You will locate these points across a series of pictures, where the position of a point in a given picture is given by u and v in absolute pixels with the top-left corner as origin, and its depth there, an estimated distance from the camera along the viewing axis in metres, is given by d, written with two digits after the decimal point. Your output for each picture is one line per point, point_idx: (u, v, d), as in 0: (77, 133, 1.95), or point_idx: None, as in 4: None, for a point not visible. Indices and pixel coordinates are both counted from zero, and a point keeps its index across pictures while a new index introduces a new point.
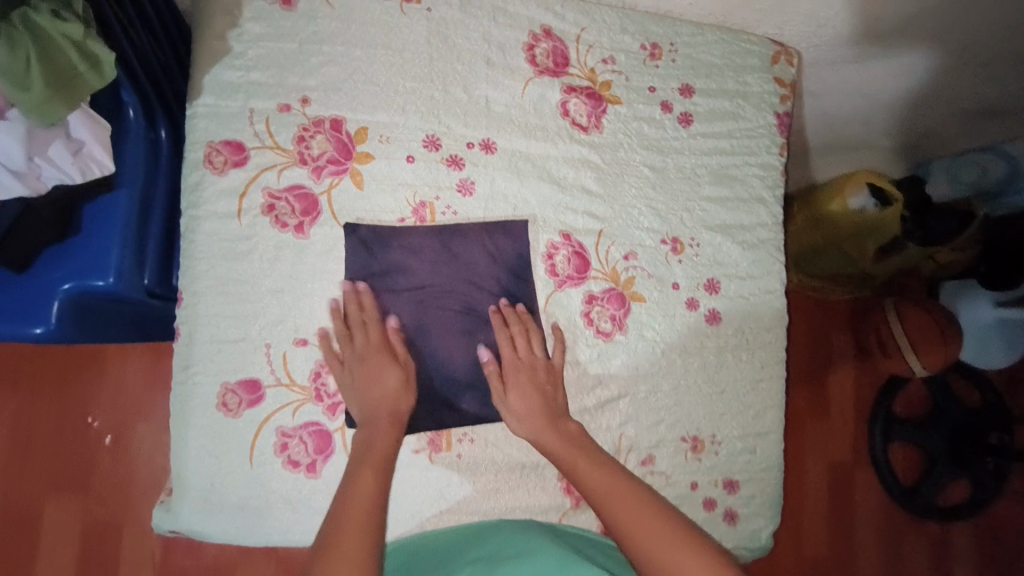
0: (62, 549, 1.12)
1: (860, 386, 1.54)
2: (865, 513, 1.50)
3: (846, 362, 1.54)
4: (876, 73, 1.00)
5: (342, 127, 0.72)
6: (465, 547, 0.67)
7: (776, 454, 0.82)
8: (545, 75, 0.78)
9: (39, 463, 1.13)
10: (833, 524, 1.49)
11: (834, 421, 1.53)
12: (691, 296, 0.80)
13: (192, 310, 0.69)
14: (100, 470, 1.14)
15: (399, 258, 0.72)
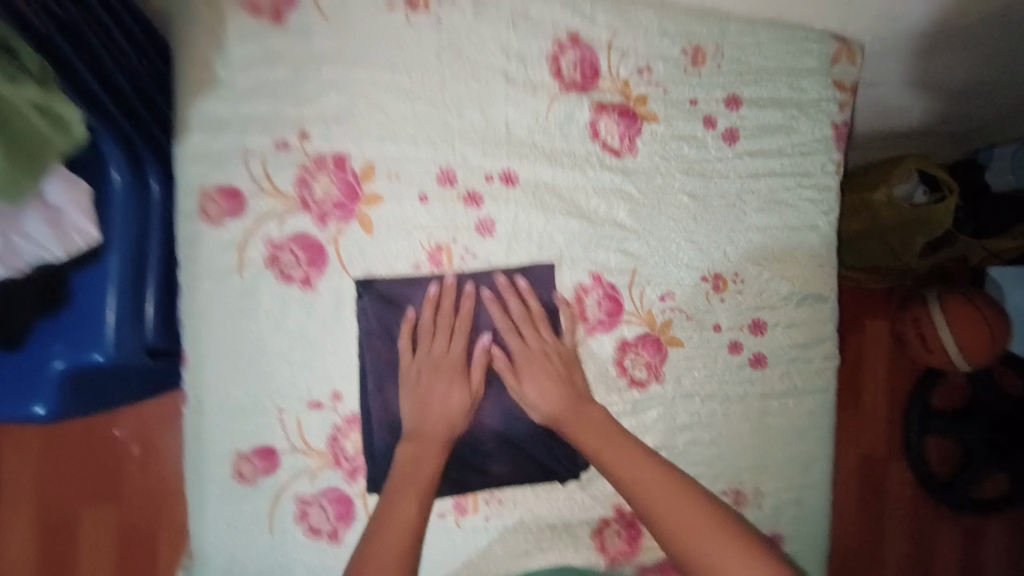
0: (101, 557, 1.10)
1: (895, 379, 1.47)
2: (899, 510, 1.46)
3: (881, 353, 1.46)
4: (946, 59, 0.88)
5: (346, 165, 0.65)
6: None
7: (825, 505, 0.74)
8: (571, 92, 0.70)
9: (68, 473, 1.10)
10: (865, 522, 1.45)
11: (867, 413, 1.46)
12: (735, 338, 0.72)
13: (197, 374, 0.63)
14: (129, 478, 1.11)
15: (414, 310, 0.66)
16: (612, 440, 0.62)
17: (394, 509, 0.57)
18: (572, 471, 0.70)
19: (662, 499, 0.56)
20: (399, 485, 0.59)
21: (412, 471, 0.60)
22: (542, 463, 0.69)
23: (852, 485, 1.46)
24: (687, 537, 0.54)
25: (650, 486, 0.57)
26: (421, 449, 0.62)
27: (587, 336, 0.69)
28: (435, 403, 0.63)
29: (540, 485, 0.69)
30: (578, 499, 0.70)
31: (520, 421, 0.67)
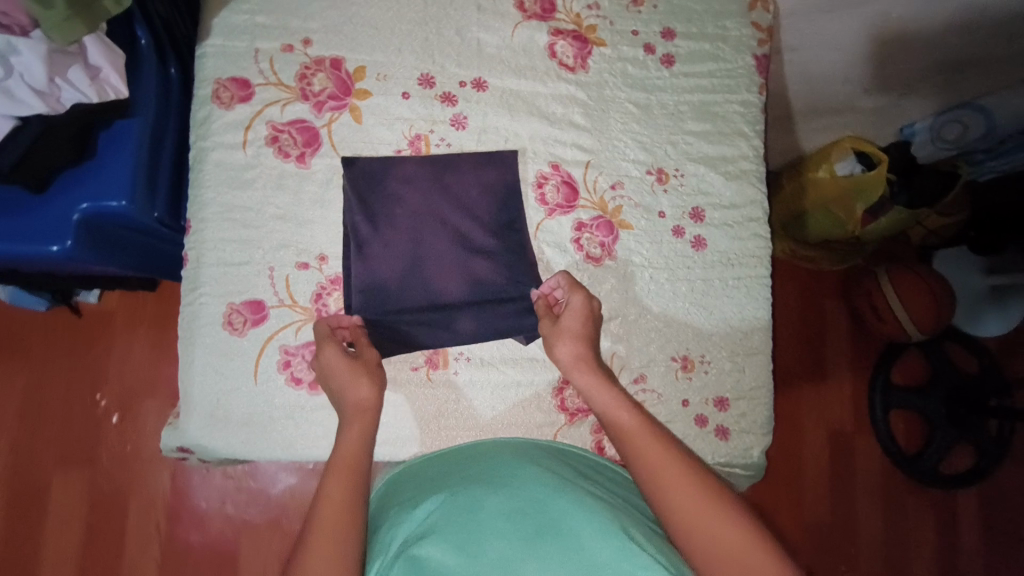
0: (69, 523, 1.12)
1: (855, 350, 1.57)
2: (868, 477, 1.52)
3: (841, 330, 1.57)
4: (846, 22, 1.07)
5: (341, 66, 0.77)
6: (453, 471, 0.66)
7: (765, 374, 0.83)
8: (533, 20, 0.83)
9: (48, 439, 1.14)
10: (835, 489, 1.51)
11: (831, 389, 1.55)
12: (677, 225, 0.83)
13: (199, 235, 0.73)
14: (106, 445, 1.15)
15: (397, 187, 0.76)
16: (600, 384, 0.69)
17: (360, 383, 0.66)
18: (531, 334, 0.77)
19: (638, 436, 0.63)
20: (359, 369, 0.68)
21: None
22: (509, 322, 0.76)
23: (822, 460, 1.52)
24: (666, 483, 0.58)
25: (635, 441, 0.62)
26: None
27: (547, 216, 0.79)
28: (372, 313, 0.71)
29: (504, 346, 0.77)
30: (541, 360, 0.78)
31: (488, 284, 0.76)
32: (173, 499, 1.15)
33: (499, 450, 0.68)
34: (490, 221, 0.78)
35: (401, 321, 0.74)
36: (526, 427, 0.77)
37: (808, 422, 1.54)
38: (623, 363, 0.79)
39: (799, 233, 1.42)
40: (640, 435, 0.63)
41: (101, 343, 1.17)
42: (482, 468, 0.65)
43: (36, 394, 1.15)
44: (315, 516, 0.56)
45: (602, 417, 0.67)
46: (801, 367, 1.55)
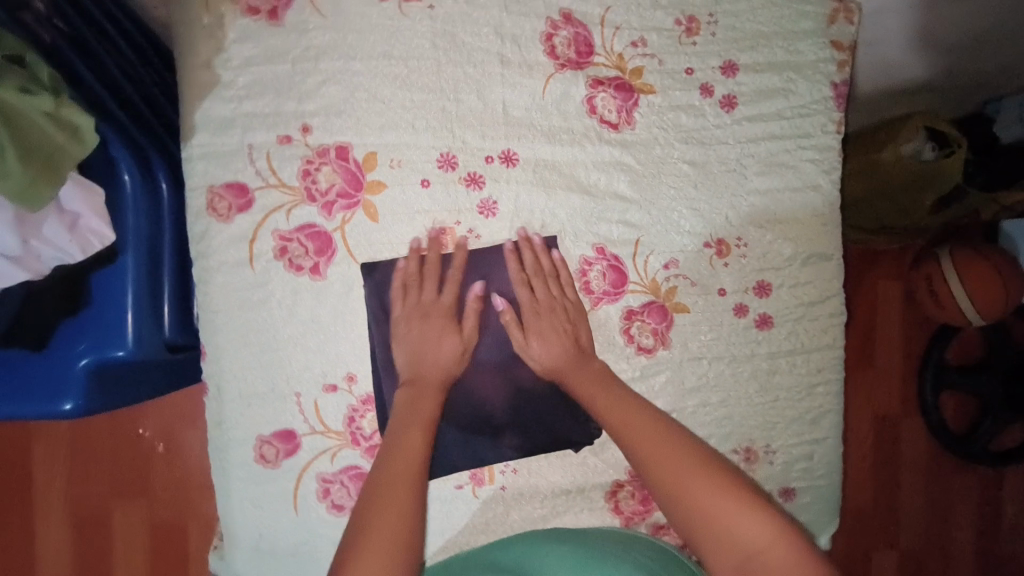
0: (133, 553, 1.12)
1: (906, 334, 1.49)
2: (913, 460, 1.49)
3: (893, 310, 1.49)
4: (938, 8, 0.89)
5: (349, 155, 0.66)
6: (487, 556, 0.64)
7: (835, 457, 0.77)
8: (567, 69, 0.70)
9: (98, 476, 1.13)
10: (880, 473, 1.49)
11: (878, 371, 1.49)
12: (739, 302, 0.73)
13: (217, 364, 0.66)
14: (155, 474, 1.14)
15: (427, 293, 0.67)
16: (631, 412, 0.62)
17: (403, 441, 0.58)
18: (576, 444, 0.71)
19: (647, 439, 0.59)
20: (406, 420, 0.60)
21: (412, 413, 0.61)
22: (557, 432, 0.70)
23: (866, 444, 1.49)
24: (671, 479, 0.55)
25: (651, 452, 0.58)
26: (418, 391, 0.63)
27: (593, 307, 0.71)
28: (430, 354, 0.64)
29: (555, 455, 0.71)
30: (592, 464, 0.72)
31: (533, 390, 0.69)
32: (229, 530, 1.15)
33: (529, 537, 0.66)
34: None
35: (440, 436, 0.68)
36: None
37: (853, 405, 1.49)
38: None
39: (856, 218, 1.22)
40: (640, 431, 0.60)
41: None
42: (514, 555, 0.62)
43: (78, 428, 1.14)
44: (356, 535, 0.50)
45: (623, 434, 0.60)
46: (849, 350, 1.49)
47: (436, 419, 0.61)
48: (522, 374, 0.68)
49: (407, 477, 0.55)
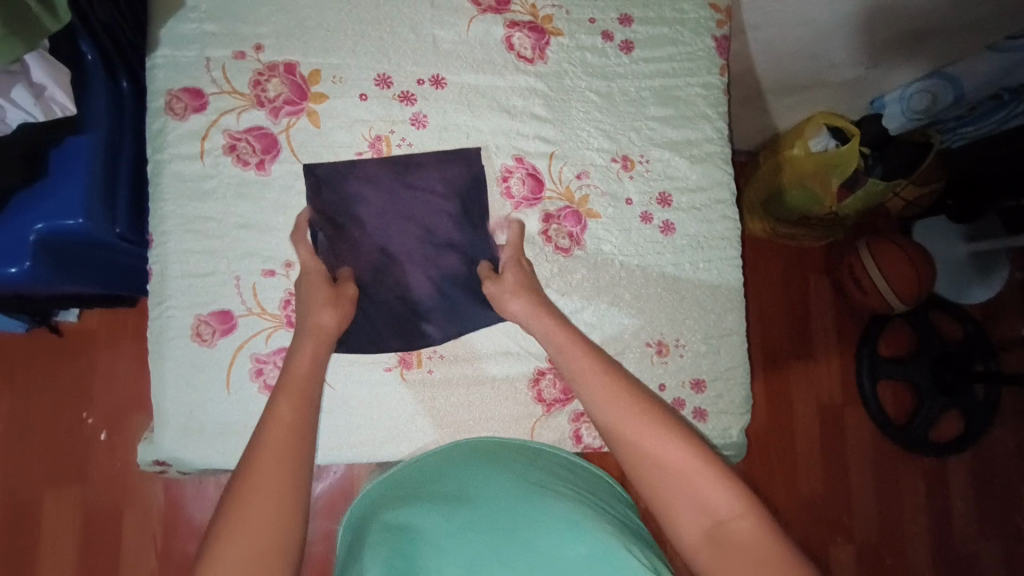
0: (64, 539, 1.11)
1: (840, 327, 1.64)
2: (859, 449, 1.59)
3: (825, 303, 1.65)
4: None
5: (296, 70, 0.76)
6: (431, 480, 0.64)
7: (740, 353, 0.84)
8: (488, 13, 0.82)
9: (36, 458, 1.12)
10: (828, 461, 1.57)
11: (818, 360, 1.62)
12: (645, 210, 0.83)
13: (162, 249, 0.72)
14: (96, 459, 1.13)
15: (365, 185, 0.75)
16: (580, 362, 0.67)
17: (293, 360, 0.64)
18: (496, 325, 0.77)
19: (615, 404, 0.63)
20: (303, 335, 0.67)
21: (311, 327, 0.67)
22: (478, 310, 0.76)
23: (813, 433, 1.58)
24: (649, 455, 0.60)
25: (622, 428, 0.62)
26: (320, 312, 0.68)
27: (512, 210, 0.79)
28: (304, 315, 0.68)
29: (479, 345, 0.77)
30: (512, 353, 0.77)
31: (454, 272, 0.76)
32: (167, 509, 1.14)
33: (475, 457, 0.67)
34: (457, 218, 0.77)
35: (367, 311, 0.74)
36: (502, 422, 0.77)
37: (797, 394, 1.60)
38: None
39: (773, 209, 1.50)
40: (611, 396, 0.64)
41: (83, 359, 1.16)
42: (460, 481, 0.63)
43: (18, 411, 1.13)
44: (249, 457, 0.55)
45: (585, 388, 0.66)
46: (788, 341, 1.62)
47: (331, 333, 0.68)
48: (448, 261, 0.76)
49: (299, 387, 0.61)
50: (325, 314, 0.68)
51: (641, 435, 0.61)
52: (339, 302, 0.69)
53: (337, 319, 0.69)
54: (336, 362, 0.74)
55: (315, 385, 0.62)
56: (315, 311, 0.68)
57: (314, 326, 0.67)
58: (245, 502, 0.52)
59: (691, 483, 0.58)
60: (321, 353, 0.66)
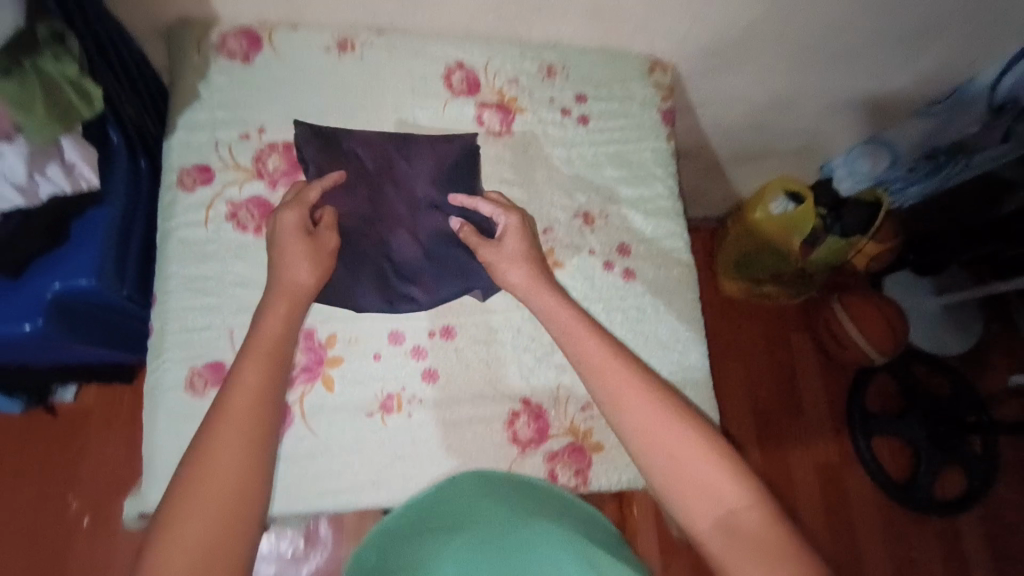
0: None
1: (830, 386, 1.84)
2: (863, 503, 1.74)
3: (811, 364, 1.86)
4: (739, 77, 1.17)
5: (293, 148, 0.87)
6: (428, 514, 0.70)
7: (706, 389, 0.88)
8: (460, 97, 0.95)
9: (18, 546, 1.16)
10: (834, 514, 1.71)
11: (811, 418, 1.81)
12: (607, 259, 0.91)
13: (164, 306, 0.79)
14: (77, 547, 1.17)
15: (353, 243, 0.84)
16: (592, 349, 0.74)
17: (265, 319, 0.72)
18: (487, 290, 0.85)
19: (623, 393, 0.70)
20: (272, 292, 0.74)
21: (280, 285, 0.74)
22: (471, 275, 0.85)
23: (818, 490, 1.73)
24: (658, 444, 0.67)
25: (642, 418, 0.68)
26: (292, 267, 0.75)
27: None
28: (282, 271, 0.75)
29: (455, 388, 0.81)
30: (488, 395, 0.82)
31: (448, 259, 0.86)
32: None
33: (472, 486, 0.73)
34: (435, 270, 0.85)
35: (367, 279, 0.82)
36: (480, 464, 0.79)
37: (799, 455, 1.76)
38: (569, 393, 0.84)
39: (747, 270, 1.72)
40: (622, 392, 0.70)
41: (75, 444, 1.23)
42: (454, 515, 0.69)
43: (6, 497, 1.18)
44: (211, 413, 0.64)
45: (590, 377, 0.73)
46: (782, 403, 1.81)
47: (300, 295, 0.74)
48: (426, 308, 0.84)
49: (267, 349, 0.70)
50: (301, 271, 0.75)
51: (662, 429, 0.67)
52: (322, 257, 0.77)
53: (318, 275, 0.76)
54: (320, 410, 0.78)
55: (282, 346, 0.71)
56: (300, 268, 0.75)
57: (287, 284, 0.74)
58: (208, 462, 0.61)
59: (707, 478, 0.65)
60: (293, 309, 0.74)
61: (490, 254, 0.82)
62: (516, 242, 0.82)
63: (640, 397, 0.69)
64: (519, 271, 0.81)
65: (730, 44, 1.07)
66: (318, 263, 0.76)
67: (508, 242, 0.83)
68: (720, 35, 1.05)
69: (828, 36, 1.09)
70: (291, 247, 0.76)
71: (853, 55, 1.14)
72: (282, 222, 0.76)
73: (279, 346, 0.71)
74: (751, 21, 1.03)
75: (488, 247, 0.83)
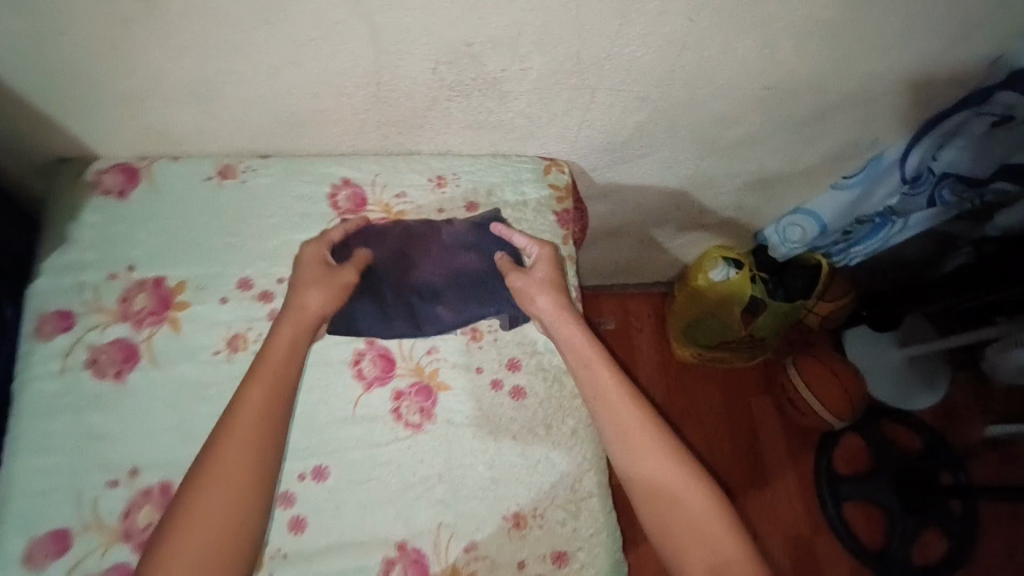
0: None
1: (794, 449, 1.76)
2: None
3: (774, 427, 1.78)
4: (641, 166, 1.14)
5: (162, 284, 0.86)
6: None
7: (604, 515, 0.82)
8: (346, 216, 0.95)
9: None
10: None
11: (777, 486, 1.72)
12: (495, 377, 0.87)
13: (14, 467, 0.75)
14: None
15: (223, 382, 0.82)
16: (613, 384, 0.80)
17: (275, 338, 0.77)
18: (514, 317, 0.89)
19: (635, 437, 0.76)
20: (286, 314, 0.79)
21: (294, 303, 0.80)
22: (502, 302, 0.89)
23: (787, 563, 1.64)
24: (665, 501, 0.72)
25: (652, 461, 0.74)
26: (303, 293, 0.80)
27: (363, 391, 0.84)
28: (300, 295, 0.81)
29: (328, 536, 0.77)
30: (362, 540, 0.77)
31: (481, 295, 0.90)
32: None
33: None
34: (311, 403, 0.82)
35: (395, 306, 0.88)
36: None
37: (765, 525, 1.67)
38: (451, 532, 0.78)
39: (696, 336, 1.70)
40: (637, 443, 0.76)
41: None
42: None
43: None
44: (225, 421, 0.70)
45: (607, 412, 0.78)
46: (745, 470, 1.73)
47: (312, 316, 0.80)
48: (298, 448, 0.80)
49: (279, 362, 0.75)
50: (316, 296, 0.80)
51: (674, 491, 0.73)
52: (338, 289, 0.83)
53: (328, 305, 0.81)
54: None
55: (290, 361, 0.76)
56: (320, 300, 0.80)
57: (300, 305, 0.79)
58: (226, 471, 0.67)
59: (713, 535, 0.70)
60: (302, 329, 0.78)
61: (521, 282, 0.87)
62: (546, 270, 0.87)
63: (647, 447, 0.75)
64: (545, 298, 0.85)
65: (623, 141, 1.05)
66: (330, 293, 0.81)
67: (536, 271, 0.88)
68: (613, 134, 1.02)
69: (724, 127, 1.05)
70: (307, 274, 0.83)
71: (750, 142, 1.11)
72: (302, 259, 0.84)
73: (290, 359, 0.76)
74: (644, 120, 0.99)
75: (516, 275, 0.87)
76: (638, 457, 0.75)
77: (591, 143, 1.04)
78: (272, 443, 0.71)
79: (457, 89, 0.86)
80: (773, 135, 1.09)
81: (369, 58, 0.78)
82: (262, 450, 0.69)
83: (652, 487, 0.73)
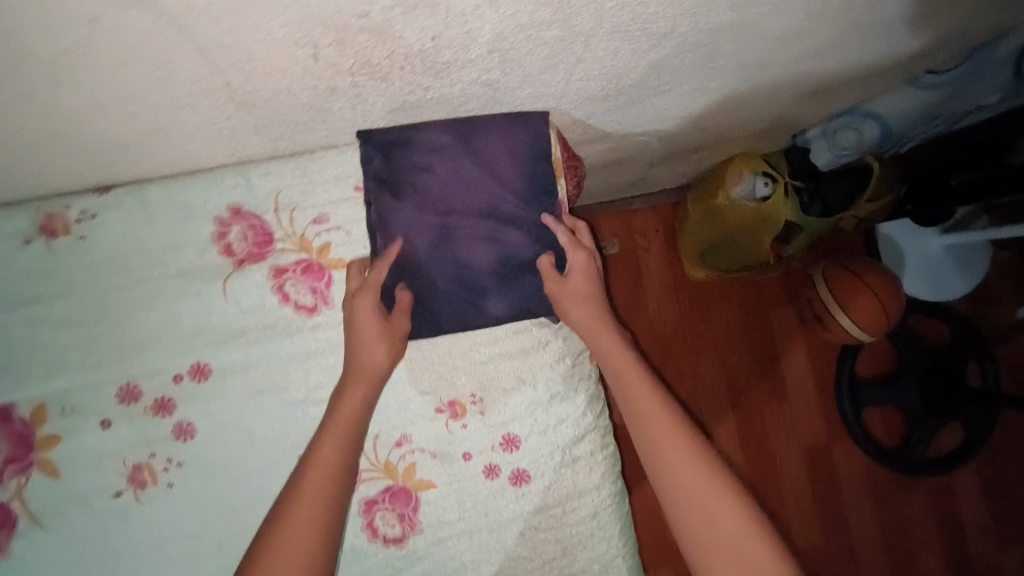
0: None
1: (816, 359, 1.42)
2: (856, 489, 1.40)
3: (796, 335, 1.42)
4: (661, 103, 0.79)
5: (12, 415, 0.62)
6: None
7: None
8: (246, 264, 0.66)
9: None
10: (821, 510, 1.38)
11: (795, 402, 1.41)
12: (488, 463, 0.69)
13: None
14: None
15: (139, 529, 0.64)
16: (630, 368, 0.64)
17: (344, 393, 0.62)
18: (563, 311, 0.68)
19: (663, 431, 0.61)
20: (350, 373, 0.63)
21: (354, 354, 0.63)
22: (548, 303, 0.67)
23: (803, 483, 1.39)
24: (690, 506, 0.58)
25: (680, 459, 0.59)
26: (363, 345, 0.62)
27: None
28: (362, 343, 0.63)
29: None
30: None
31: (535, 291, 0.67)
32: None
33: None
34: None
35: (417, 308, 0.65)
36: None
37: (779, 444, 1.40)
38: None
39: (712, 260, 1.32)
40: (665, 441, 0.60)
41: None
42: None
43: None
44: (296, 478, 0.58)
45: (630, 410, 0.63)
46: (757, 388, 1.40)
47: (378, 374, 0.63)
48: None
49: (346, 422, 0.61)
50: (377, 355, 0.63)
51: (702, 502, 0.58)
52: (391, 345, 0.63)
53: (376, 376, 0.63)
54: None
55: (360, 427, 0.62)
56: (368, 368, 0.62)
57: (360, 366, 0.62)
58: (291, 539, 0.55)
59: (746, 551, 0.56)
60: (371, 388, 0.63)
61: (555, 290, 0.65)
62: (583, 279, 0.65)
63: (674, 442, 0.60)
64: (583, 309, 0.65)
65: (636, 83, 0.69)
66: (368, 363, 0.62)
67: (573, 270, 0.66)
68: (620, 80, 0.67)
69: (785, 44, 0.69)
70: (365, 329, 0.62)
71: (815, 53, 0.75)
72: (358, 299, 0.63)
73: (358, 422, 0.61)
74: (667, 56, 0.63)
75: (551, 280, 0.65)
76: (665, 448, 0.60)
77: (588, 95, 0.69)
78: (336, 516, 0.58)
79: (363, 72, 0.51)
80: (849, 40, 0.73)
81: (194, 57, 0.45)
82: (330, 526, 0.57)
83: (675, 494, 0.59)
